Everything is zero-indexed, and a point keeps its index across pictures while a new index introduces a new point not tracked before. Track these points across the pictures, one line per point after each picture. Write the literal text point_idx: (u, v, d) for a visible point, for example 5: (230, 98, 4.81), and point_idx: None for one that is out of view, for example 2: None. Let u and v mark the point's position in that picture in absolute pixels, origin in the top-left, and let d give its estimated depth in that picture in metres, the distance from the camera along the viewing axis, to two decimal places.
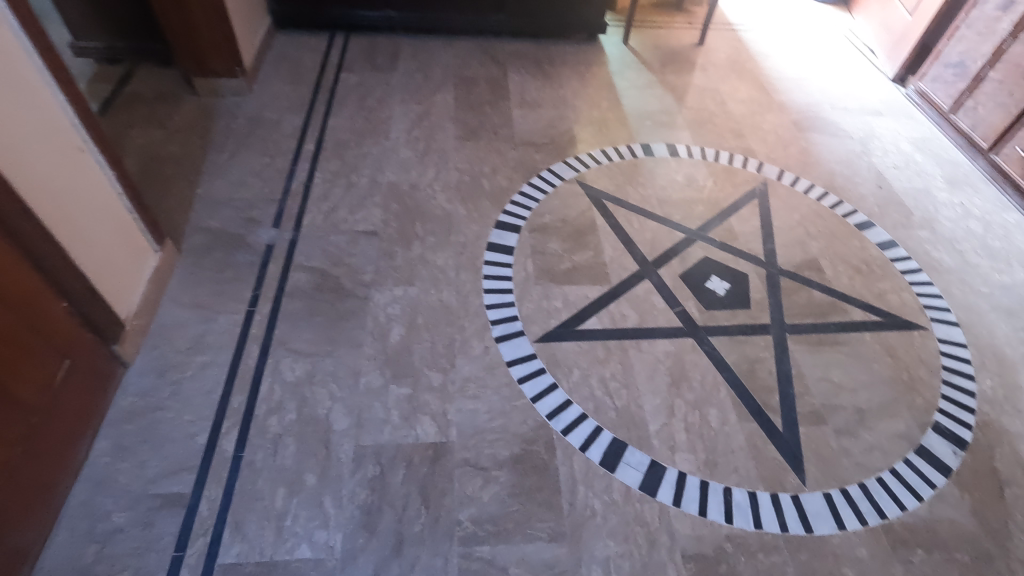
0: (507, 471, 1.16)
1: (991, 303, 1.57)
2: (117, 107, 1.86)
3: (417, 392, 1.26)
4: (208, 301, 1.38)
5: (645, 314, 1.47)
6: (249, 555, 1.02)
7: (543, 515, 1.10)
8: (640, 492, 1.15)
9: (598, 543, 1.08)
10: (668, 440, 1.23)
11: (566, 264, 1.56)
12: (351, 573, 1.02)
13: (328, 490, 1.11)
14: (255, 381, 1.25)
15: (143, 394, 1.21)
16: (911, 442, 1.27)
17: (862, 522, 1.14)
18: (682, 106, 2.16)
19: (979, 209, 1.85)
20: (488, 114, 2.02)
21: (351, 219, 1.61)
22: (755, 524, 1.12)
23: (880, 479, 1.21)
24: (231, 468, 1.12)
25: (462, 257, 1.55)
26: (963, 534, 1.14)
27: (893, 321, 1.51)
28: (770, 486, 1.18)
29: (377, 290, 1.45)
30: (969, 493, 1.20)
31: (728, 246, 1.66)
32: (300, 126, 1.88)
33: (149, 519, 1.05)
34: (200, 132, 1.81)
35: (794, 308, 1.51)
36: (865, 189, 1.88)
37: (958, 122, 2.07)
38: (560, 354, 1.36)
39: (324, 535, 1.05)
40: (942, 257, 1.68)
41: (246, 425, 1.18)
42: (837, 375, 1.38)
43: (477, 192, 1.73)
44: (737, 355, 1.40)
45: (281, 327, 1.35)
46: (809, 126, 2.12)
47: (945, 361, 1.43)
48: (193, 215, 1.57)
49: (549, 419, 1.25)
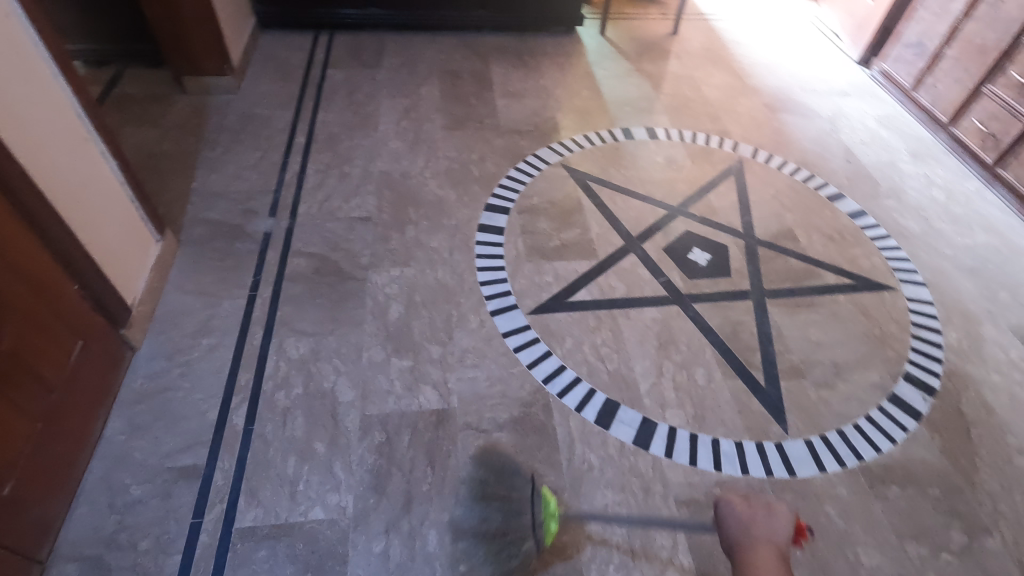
0: (508, 432, 1.22)
1: (955, 263, 1.67)
2: (108, 107, 1.89)
3: (419, 364, 1.32)
4: (211, 287, 1.42)
5: (632, 285, 1.54)
6: (265, 518, 1.07)
7: (544, 471, 1.17)
8: (634, 446, 1.22)
9: (597, 493, 1.14)
10: (658, 398, 1.30)
11: (555, 242, 1.63)
12: (364, 531, 1.07)
13: (337, 457, 1.15)
14: (261, 359, 1.30)
15: (152, 376, 1.25)
16: (884, 391, 1.35)
17: (841, 464, 1.22)
18: (660, 92, 2.25)
19: (942, 179, 1.95)
20: (473, 105, 2.08)
21: (346, 206, 1.66)
22: (742, 470, 1.20)
23: (856, 425, 1.29)
24: (243, 440, 1.17)
25: (455, 239, 1.61)
26: (934, 470, 1.22)
27: (865, 283, 1.60)
28: (755, 435, 1.25)
29: (375, 272, 1.50)
30: (938, 434, 1.28)
31: (708, 220, 1.75)
32: (291, 121, 1.93)
33: (167, 490, 1.09)
34: (192, 130, 1.85)
35: (771, 275, 1.60)
36: (835, 164, 1.97)
37: (919, 99, 2.18)
38: (553, 325, 1.43)
39: (336, 497, 1.10)
40: (908, 224, 1.78)
41: (256, 400, 1.23)
42: (814, 334, 1.46)
43: (467, 178, 1.79)
44: (720, 319, 1.47)
45: (284, 309, 1.40)
46: (781, 107, 2.21)
47: (914, 317, 1.52)
48: (191, 208, 1.61)
49: (545, 384, 1.31)
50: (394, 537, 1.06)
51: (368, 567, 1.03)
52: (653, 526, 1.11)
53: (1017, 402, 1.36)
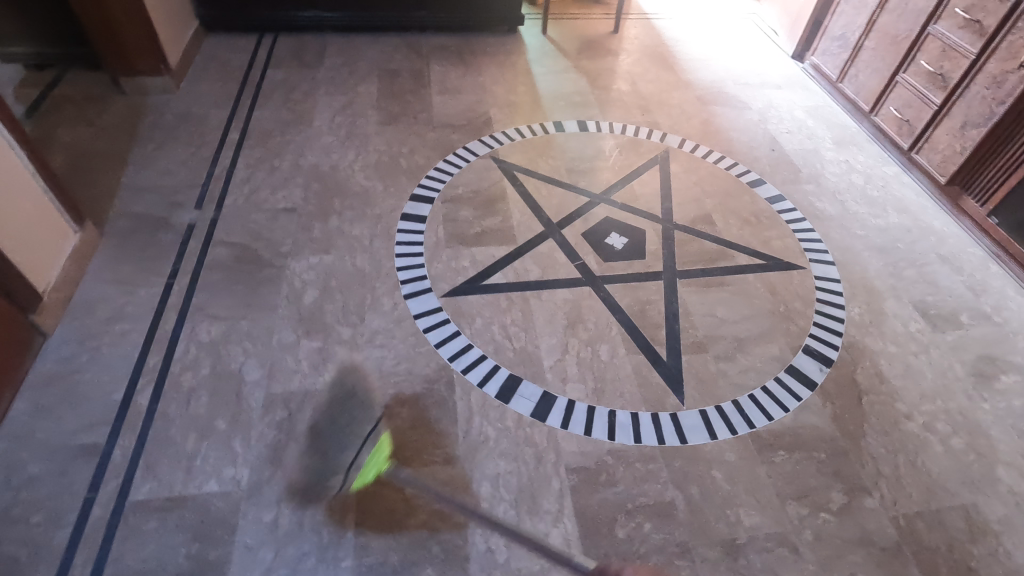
0: (409, 407, 1.25)
1: (866, 243, 1.73)
2: (45, 108, 1.93)
3: (328, 345, 1.35)
4: (130, 276, 1.46)
5: (547, 268, 1.58)
6: (159, 491, 1.09)
7: (440, 442, 1.20)
8: (531, 418, 1.26)
9: (489, 462, 1.18)
10: (561, 373, 1.34)
11: (475, 229, 1.67)
12: (255, 502, 1.09)
13: (237, 433, 1.18)
14: (172, 342, 1.33)
15: (62, 360, 1.27)
16: (783, 362, 1.40)
17: (732, 431, 1.26)
18: (595, 88, 2.31)
19: (862, 165, 2.01)
20: (409, 101, 2.14)
21: (272, 198, 1.70)
22: (634, 439, 1.23)
23: (752, 395, 1.33)
24: (146, 418, 1.20)
25: (377, 227, 1.65)
26: (822, 435, 1.26)
27: (776, 263, 1.65)
28: (651, 406, 1.29)
29: (294, 259, 1.54)
30: (831, 402, 1.32)
31: (629, 206, 1.80)
32: (226, 119, 1.97)
33: (65, 466, 1.12)
34: (127, 128, 1.89)
35: (685, 257, 1.65)
36: (759, 152, 2.03)
37: (845, 89, 2.25)
38: (465, 306, 1.47)
39: (231, 471, 1.13)
40: (825, 207, 1.84)
41: (162, 381, 1.26)
42: (720, 311, 1.50)
43: (396, 170, 1.84)
44: (630, 299, 1.52)
45: (200, 295, 1.43)
46: (712, 100, 2.28)
47: (820, 294, 1.57)
48: (118, 202, 1.64)
49: (451, 361, 1.34)
50: (284, 506, 1.09)
51: (256, 535, 1.05)
52: (542, 492, 1.14)
53: (911, 371, 1.40)
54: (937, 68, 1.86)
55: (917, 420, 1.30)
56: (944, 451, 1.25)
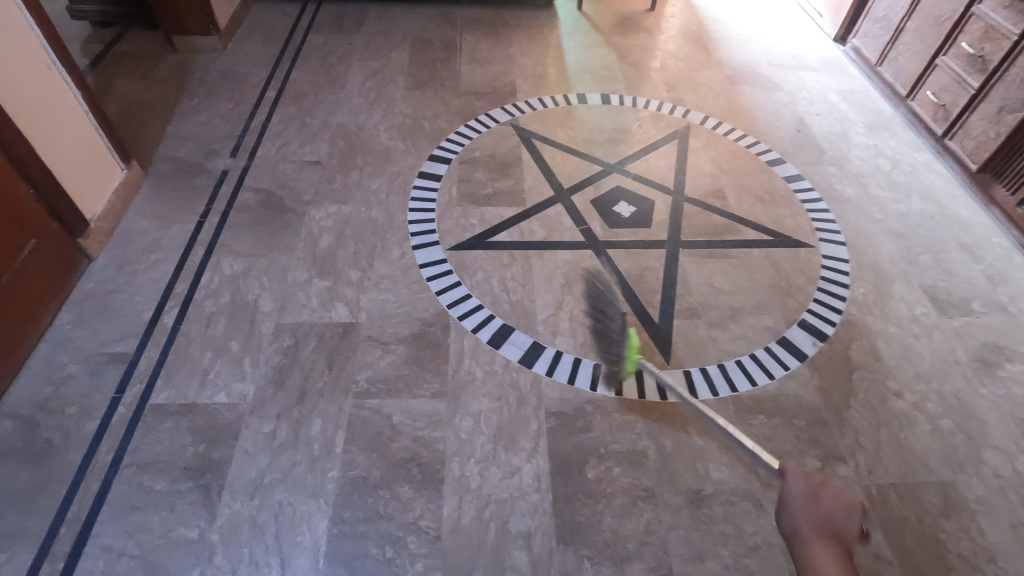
0: (405, 345, 1.34)
1: (882, 227, 1.69)
2: (105, 62, 2.10)
3: (337, 285, 1.45)
4: (168, 212, 1.60)
5: (552, 230, 1.63)
6: (175, 398, 1.22)
7: (429, 379, 1.28)
8: (519, 364, 1.32)
9: (473, 400, 1.25)
10: (552, 327, 1.40)
11: (487, 189, 1.74)
12: (258, 414, 1.20)
13: (247, 355, 1.30)
14: (198, 272, 1.45)
15: (103, 280, 1.42)
16: (775, 334, 1.41)
17: (713, 392, 1.29)
18: (623, 63, 2.32)
19: (892, 150, 1.95)
20: (438, 69, 2.21)
21: (301, 151, 1.82)
22: (616, 390, 1.28)
23: (739, 361, 1.35)
24: (169, 335, 1.32)
25: (394, 183, 1.73)
26: (805, 404, 1.27)
27: (784, 240, 1.64)
28: (636, 363, 1.33)
29: (314, 208, 1.64)
30: (819, 374, 1.33)
31: (641, 177, 1.82)
32: (266, 79, 2.10)
33: (97, 370, 1.25)
34: (175, 83, 2.04)
35: (691, 228, 1.66)
36: (783, 132, 2.01)
37: (884, 73, 2.18)
38: (468, 260, 1.54)
39: (239, 386, 1.24)
40: (844, 189, 1.80)
41: (186, 305, 1.39)
42: (718, 282, 1.52)
43: (418, 132, 1.92)
44: (629, 264, 1.55)
45: (226, 234, 1.55)
46: (742, 79, 2.25)
47: (825, 272, 1.55)
48: (163, 147, 1.79)
49: (449, 308, 1.42)
50: (283, 421, 1.19)
51: (255, 443, 1.16)
52: (519, 430, 1.20)
53: (909, 352, 1.38)
54: (977, 50, 1.78)
55: (907, 399, 1.29)
56: (930, 430, 1.24)
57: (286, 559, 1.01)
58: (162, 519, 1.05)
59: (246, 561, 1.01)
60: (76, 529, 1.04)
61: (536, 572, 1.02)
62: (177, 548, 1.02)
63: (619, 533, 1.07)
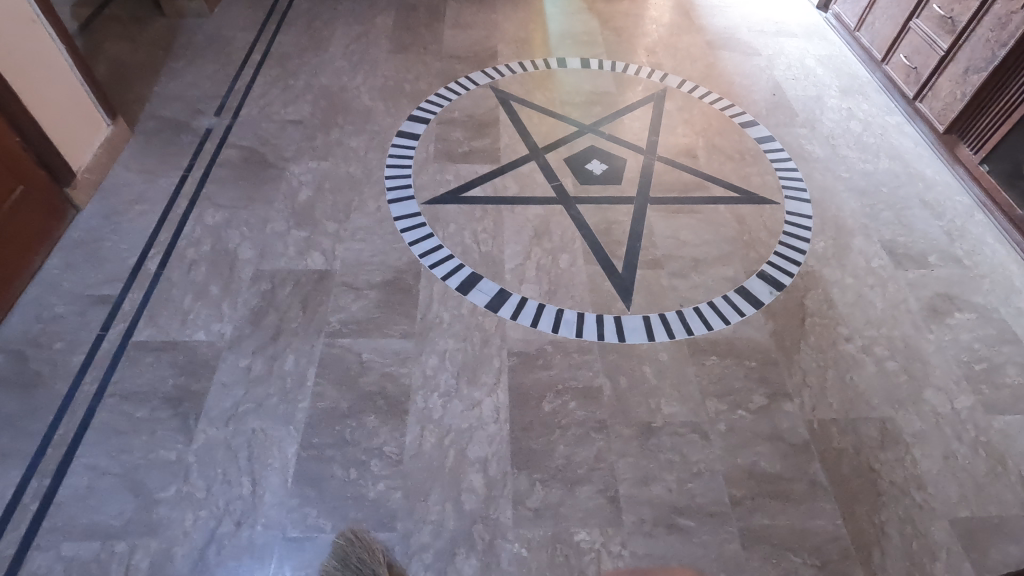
0: (377, 290, 1.40)
1: (847, 185, 1.73)
2: (94, 25, 2.14)
3: (313, 235, 1.51)
4: (154, 167, 1.65)
5: (525, 186, 1.68)
6: (157, 335, 1.28)
7: (399, 321, 1.34)
8: (485, 308, 1.38)
9: (440, 340, 1.31)
10: (519, 275, 1.45)
11: (464, 148, 1.78)
12: (235, 351, 1.27)
13: (226, 297, 1.36)
14: (181, 222, 1.51)
15: (90, 229, 1.48)
16: (734, 283, 1.46)
17: (669, 335, 1.35)
18: (605, 29, 2.34)
19: (864, 113, 1.98)
20: (422, 34, 2.25)
21: (283, 111, 1.86)
22: (576, 333, 1.34)
23: (696, 308, 1.40)
24: (153, 279, 1.39)
25: (374, 141, 1.78)
26: (757, 346, 1.33)
27: (750, 197, 1.68)
28: (598, 309, 1.39)
29: (294, 164, 1.69)
30: (773, 319, 1.39)
31: (615, 137, 1.86)
32: (251, 42, 2.13)
33: (83, 310, 1.32)
34: (162, 46, 2.08)
35: (660, 186, 1.71)
36: (758, 96, 2.04)
37: (861, 38, 2.20)
38: (442, 213, 1.59)
39: (218, 326, 1.31)
40: (814, 149, 1.84)
41: (169, 252, 1.45)
42: (683, 235, 1.57)
43: (399, 94, 1.96)
44: (598, 218, 1.60)
45: (209, 187, 1.61)
46: (721, 45, 2.27)
47: (787, 227, 1.60)
48: (149, 106, 1.84)
49: (420, 258, 1.48)
50: (258, 357, 1.26)
51: (232, 376, 1.23)
52: (482, 367, 1.27)
53: (862, 300, 1.44)
54: (947, 11, 1.81)
55: (856, 342, 1.35)
56: (876, 371, 1.30)
57: (257, 478, 1.09)
58: (143, 443, 1.12)
59: (220, 479, 1.08)
60: (62, 451, 1.11)
61: (490, 492, 1.09)
62: (156, 467, 1.09)
63: (571, 459, 1.14)
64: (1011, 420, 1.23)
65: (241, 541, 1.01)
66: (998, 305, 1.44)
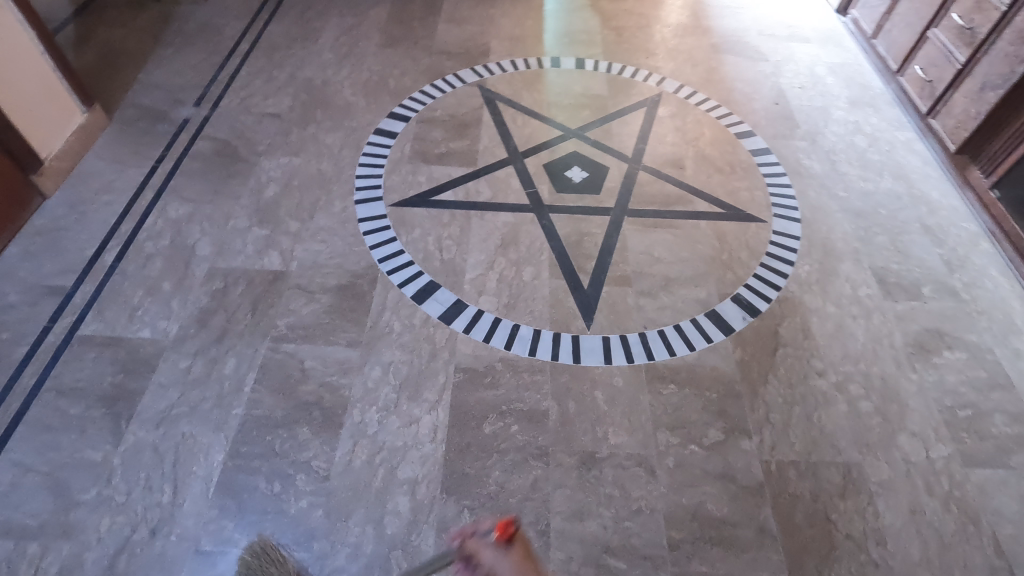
0: (329, 295, 1.36)
1: (843, 205, 1.62)
2: (90, 10, 2.14)
3: (274, 234, 1.48)
4: (126, 157, 1.64)
5: (498, 191, 1.62)
6: (103, 330, 1.27)
7: (347, 328, 1.30)
8: (437, 319, 1.33)
9: (386, 351, 1.27)
10: (479, 286, 1.40)
11: (441, 149, 1.73)
12: (177, 351, 1.25)
13: (177, 295, 1.34)
14: (144, 215, 1.50)
15: (55, 217, 1.47)
16: (705, 306, 1.38)
17: (628, 359, 1.27)
18: (605, 28, 2.25)
19: (872, 127, 1.86)
20: (415, 28, 2.19)
21: (263, 103, 1.83)
22: (529, 351, 1.28)
23: (661, 330, 1.33)
24: (107, 272, 1.37)
25: (349, 138, 1.74)
26: (721, 376, 1.25)
27: (736, 213, 1.59)
28: (556, 327, 1.33)
29: (266, 159, 1.66)
30: (742, 348, 1.30)
31: (600, 143, 1.78)
32: (241, 31, 2.11)
33: (34, 300, 1.31)
34: (153, 32, 2.07)
35: (641, 197, 1.62)
36: (759, 105, 1.93)
37: (878, 47, 2.07)
38: (408, 217, 1.54)
39: (164, 324, 1.29)
40: (811, 164, 1.73)
41: (128, 245, 1.43)
42: (657, 251, 1.49)
43: (382, 89, 1.91)
44: (570, 229, 1.53)
45: (177, 179, 1.59)
46: (726, 48, 2.16)
47: (772, 247, 1.50)
48: (131, 94, 1.83)
49: (379, 263, 1.43)
50: (199, 359, 1.23)
51: (171, 377, 1.20)
52: (426, 383, 1.22)
53: (842, 331, 1.34)
54: (967, 21, 1.69)
55: (830, 378, 1.26)
56: (847, 411, 1.21)
57: (179, 486, 1.06)
58: (72, 440, 1.11)
59: (142, 485, 1.06)
60: None
61: (414, 517, 1.05)
62: (81, 468, 1.08)
63: (505, 487, 1.09)
64: (991, 474, 1.13)
65: (153, 552, 0.99)
66: (993, 345, 1.33)
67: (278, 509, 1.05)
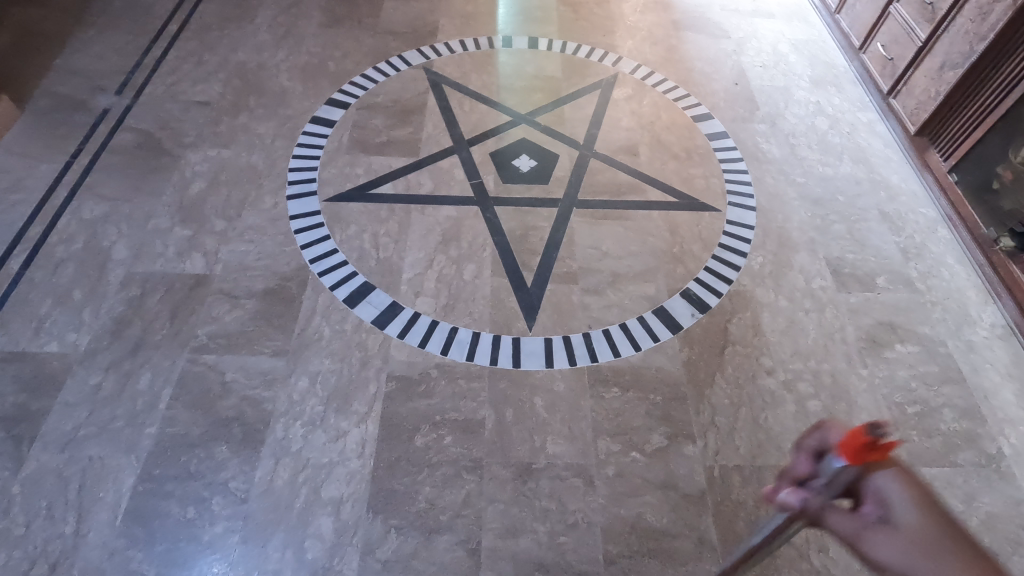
0: (255, 300, 1.28)
1: (800, 192, 1.57)
2: None
3: (198, 234, 1.38)
4: (37, 152, 1.52)
5: (441, 183, 1.53)
6: (5, 345, 1.18)
7: (273, 336, 1.22)
8: (371, 324, 1.25)
9: (315, 360, 1.19)
10: (416, 287, 1.32)
11: (381, 138, 1.63)
12: (87, 365, 1.16)
13: (89, 303, 1.25)
14: (56, 216, 1.39)
15: None
16: (653, 303, 1.32)
17: (570, 362, 1.21)
18: (562, 3, 2.13)
19: (833, 108, 1.80)
20: (359, 5, 2.06)
21: (191, 90, 1.71)
22: (466, 356, 1.21)
23: (606, 330, 1.27)
24: (13, 280, 1.28)
25: (283, 128, 1.63)
26: (666, 379, 1.20)
27: (689, 203, 1.52)
28: (496, 329, 1.26)
29: (192, 151, 1.55)
30: (689, 347, 1.25)
31: (551, 129, 1.69)
32: (170, 11, 1.96)
33: None
34: (72, 12, 1.91)
35: (591, 186, 1.55)
36: (718, 85, 1.85)
37: (841, 22, 2.00)
38: (343, 213, 1.45)
39: (73, 336, 1.20)
40: (770, 149, 1.67)
41: (36, 250, 1.33)
42: (606, 244, 1.42)
43: (321, 73, 1.80)
44: (515, 223, 1.45)
45: (93, 176, 1.48)
46: (687, 25, 2.07)
47: (724, 239, 1.45)
48: (46, 81, 1.69)
49: (310, 263, 1.35)
50: (111, 374, 1.15)
51: (79, 395, 1.12)
52: (356, 394, 1.15)
53: (793, 327, 1.30)
54: None
55: (779, 376, 1.22)
56: (795, 411, 1.17)
57: (83, 515, 0.99)
58: None
59: (42, 515, 0.99)
60: None
61: (338, 539, 0.99)
62: None
63: (435, 504, 1.03)
64: (937, 473, 1.10)
65: None
66: (946, 337, 1.29)
67: (190, 536, 0.98)
